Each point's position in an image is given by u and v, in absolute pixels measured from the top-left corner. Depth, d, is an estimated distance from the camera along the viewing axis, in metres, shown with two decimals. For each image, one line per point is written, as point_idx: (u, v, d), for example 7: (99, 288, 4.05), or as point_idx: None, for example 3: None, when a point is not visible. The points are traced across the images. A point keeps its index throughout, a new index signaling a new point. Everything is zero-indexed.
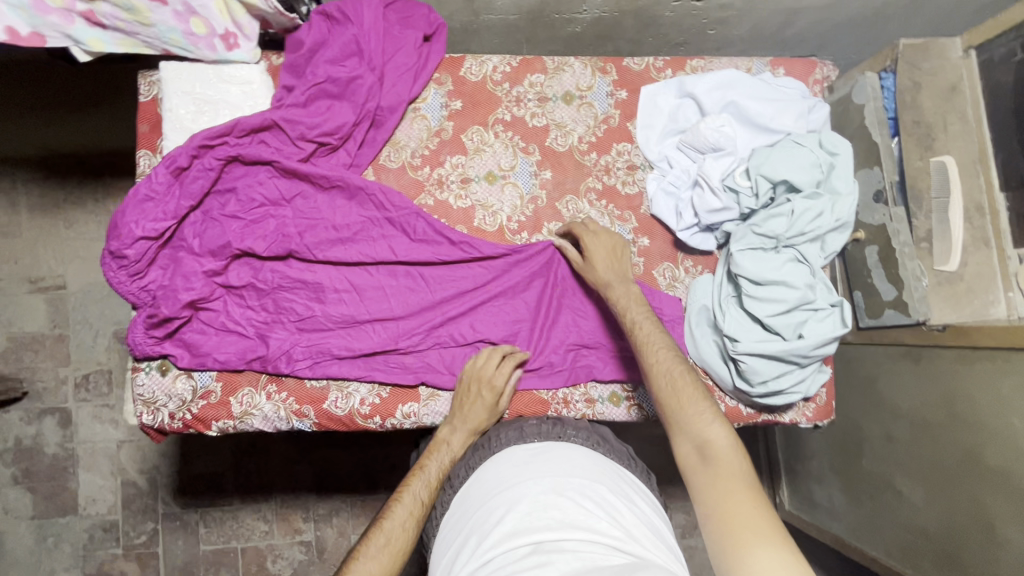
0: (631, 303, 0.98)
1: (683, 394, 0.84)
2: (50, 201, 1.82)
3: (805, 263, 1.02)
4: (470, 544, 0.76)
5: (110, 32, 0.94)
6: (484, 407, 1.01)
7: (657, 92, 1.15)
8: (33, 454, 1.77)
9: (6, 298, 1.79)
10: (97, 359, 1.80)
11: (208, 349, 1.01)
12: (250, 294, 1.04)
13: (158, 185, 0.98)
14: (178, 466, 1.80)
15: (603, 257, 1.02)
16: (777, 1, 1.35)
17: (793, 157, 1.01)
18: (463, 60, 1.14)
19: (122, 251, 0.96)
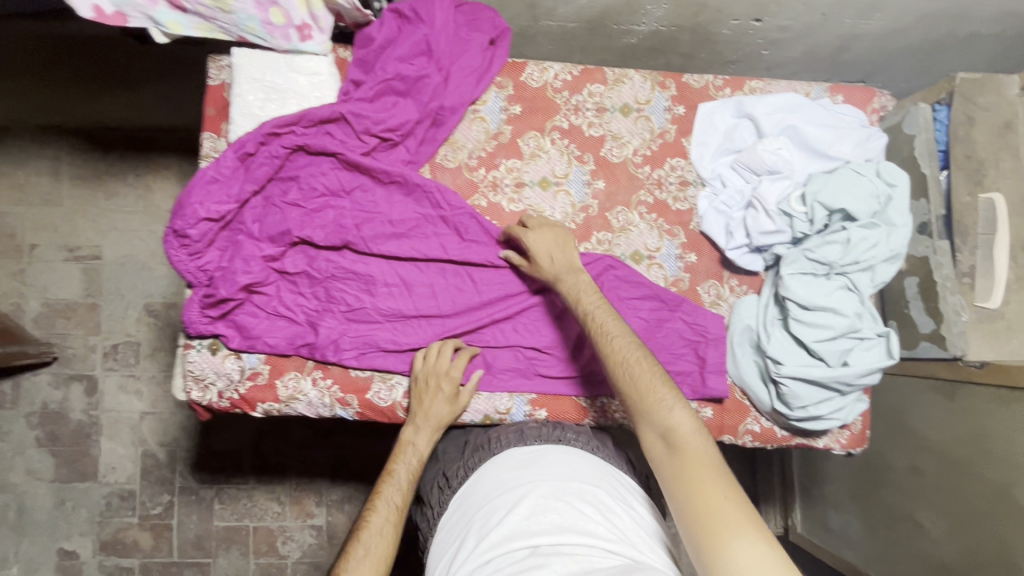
0: (585, 290, 0.95)
1: (645, 379, 0.81)
2: (91, 172, 1.84)
3: (854, 291, 1.02)
4: (468, 543, 0.80)
5: (189, 16, 0.96)
6: (443, 402, 1.02)
7: (715, 110, 1.16)
8: (58, 418, 1.81)
9: (43, 264, 1.82)
10: (126, 330, 1.83)
11: (260, 332, 1.03)
12: (304, 281, 1.06)
13: (224, 168, 0.99)
14: (197, 441, 1.84)
15: (545, 251, 1.01)
16: (835, 26, 1.35)
17: (851, 185, 1.01)
18: (525, 66, 1.16)
19: (186, 231, 0.98)
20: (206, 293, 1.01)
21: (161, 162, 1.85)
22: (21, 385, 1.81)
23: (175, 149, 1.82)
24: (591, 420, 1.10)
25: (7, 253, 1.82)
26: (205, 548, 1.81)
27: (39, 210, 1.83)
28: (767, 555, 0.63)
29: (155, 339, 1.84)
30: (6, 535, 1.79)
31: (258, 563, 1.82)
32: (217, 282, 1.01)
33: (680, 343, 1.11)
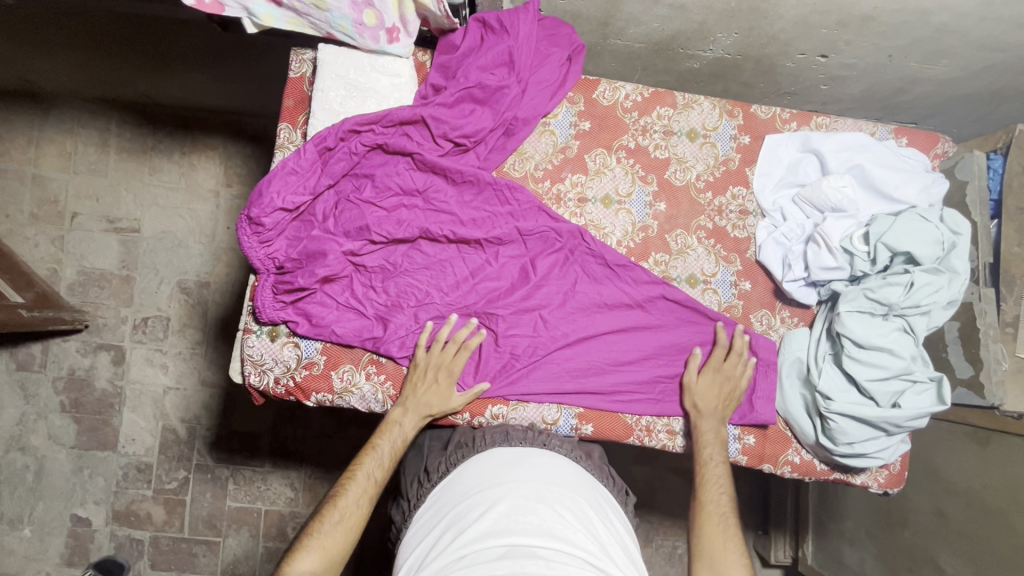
0: (715, 440, 1.04)
1: (722, 536, 0.90)
2: (138, 146, 1.87)
3: (911, 333, 1.03)
4: (446, 534, 0.80)
5: (282, 10, 0.99)
6: (439, 393, 1.03)
7: (780, 143, 1.18)
8: (83, 386, 1.83)
9: (82, 233, 1.85)
10: (157, 305, 1.85)
11: (329, 322, 1.05)
12: (376, 276, 1.08)
13: (304, 161, 1.02)
14: (217, 421, 1.85)
15: (709, 388, 1.07)
16: (898, 68, 1.35)
17: (919, 230, 1.02)
18: (598, 84, 1.18)
19: (260, 219, 1.00)
20: (279, 280, 1.03)
21: (207, 142, 1.87)
22: (50, 349, 1.83)
23: (224, 132, 1.88)
24: (635, 438, 1.11)
25: (50, 219, 1.85)
26: (216, 527, 1.82)
27: (84, 179, 1.86)
28: None
29: (185, 316, 1.85)
30: (22, 495, 1.82)
31: (266, 547, 1.82)
32: (292, 271, 1.03)
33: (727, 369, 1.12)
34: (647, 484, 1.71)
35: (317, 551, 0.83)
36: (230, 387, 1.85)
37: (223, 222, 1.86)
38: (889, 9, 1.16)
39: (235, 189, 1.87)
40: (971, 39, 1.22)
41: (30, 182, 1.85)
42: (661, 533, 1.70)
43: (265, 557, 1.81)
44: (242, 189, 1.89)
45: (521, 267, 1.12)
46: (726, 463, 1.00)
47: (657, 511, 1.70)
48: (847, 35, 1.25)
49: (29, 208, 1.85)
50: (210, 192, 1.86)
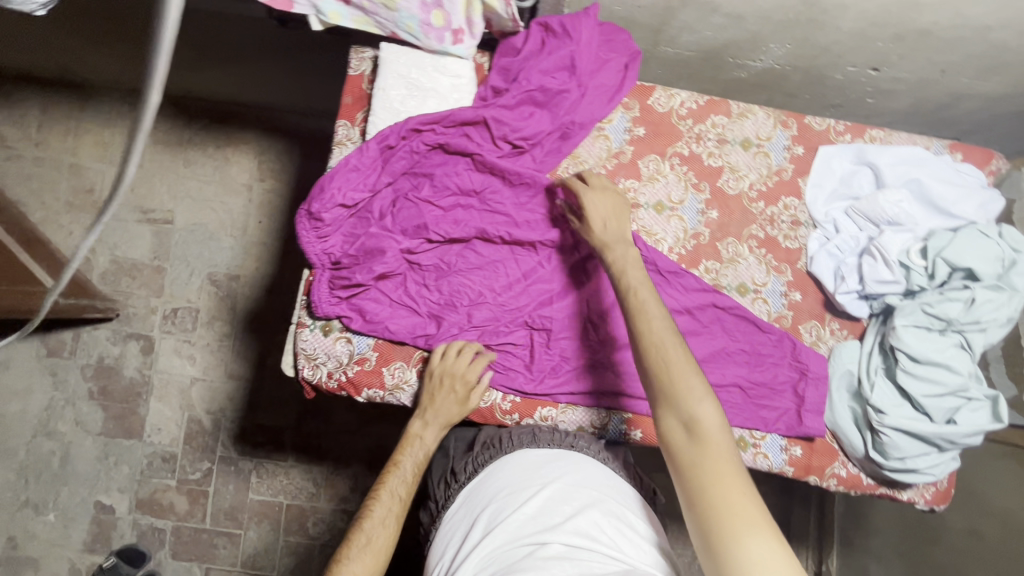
0: (628, 264, 0.91)
1: (677, 367, 0.75)
2: (175, 138, 1.88)
3: (968, 350, 1.02)
4: (475, 532, 0.82)
5: (350, 8, 1.00)
6: (454, 401, 1.03)
7: (834, 154, 1.17)
8: (112, 373, 1.85)
9: (116, 222, 1.86)
10: (188, 296, 1.86)
11: (383, 319, 1.06)
12: (430, 274, 1.09)
13: (366, 159, 1.03)
14: (243, 413, 1.85)
15: (603, 215, 0.99)
16: (948, 84, 1.34)
17: (978, 246, 1.02)
18: (653, 91, 1.18)
19: (321, 214, 1.01)
20: (336, 276, 1.04)
21: (242, 137, 1.87)
22: (81, 336, 1.85)
23: (258, 127, 1.87)
24: None
25: (85, 207, 1.85)
26: (237, 520, 1.83)
27: (120, 169, 1.87)
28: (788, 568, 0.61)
29: (215, 308, 1.86)
30: (47, 481, 1.83)
31: (286, 541, 1.82)
32: (349, 267, 1.04)
33: (778, 379, 1.12)
34: (671, 493, 1.69)
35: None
36: (256, 380, 1.85)
37: (255, 216, 1.87)
38: (949, 24, 1.15)
39: (269, 184, 1.88)
40: None
41: (66, 170, 1.86)
42: (683, 542, 1.69)
43: (284, 552, 1.82)
44: (276, 183, 1.89)
45: (575, 270, 1.12)
46: (650, 282, 0.86)
47: (682, 521, 1.68)
48: (901, 49, 1.24)
49: (64, 195, 1.86)
50: (244, 186, 1.87)
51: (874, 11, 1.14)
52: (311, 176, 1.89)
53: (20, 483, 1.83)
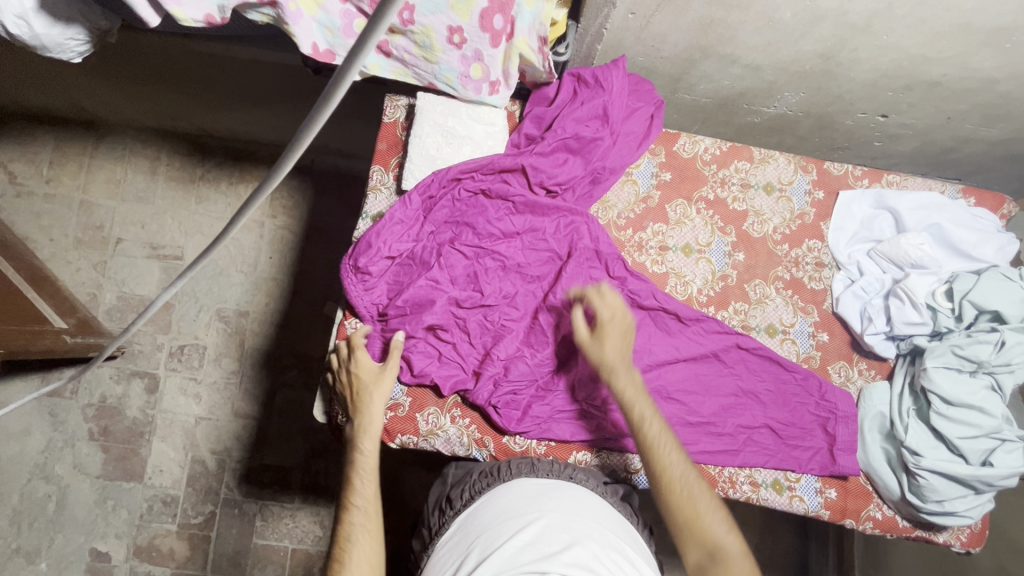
0: (637, 393, 0.92)
1: (698, 500, 0.83)
2: (187, 174, 1.88)
3: (998, 391, 1.04)
4: (469, 561, 0.76)
5: (390, 60, 1.03)
6: (377, 379, 0.97)
7: (854, 199, 1.21)
8: (114, 413, 1.80)
9: (123, 258, 1.83)
10: (196, 333, 1.83)
11: (431, 371, 1.05)
12: (473, 324, 1.08)
13: (410, 211, 1.08)
14: (248, 454, 1.79)
15: (614, 337, 0.97)
16: (954, 129, 1.38)
17: (1003, 289, 1.05)
18: (679, 137, 1.22)
19: (367, 267, 1.05)
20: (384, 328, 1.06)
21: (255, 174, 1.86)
22: (82, 376, 1.80)
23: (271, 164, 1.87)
24: (720, 490, 1.10)
25: (93, 243, 1.84)
26: (240, 566, 1.75)
27: (130, 206, 1.86)
28: None
29: (222, 345, 1.83)
30: (41, 527, 1.75)
31: None
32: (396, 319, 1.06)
33: (808, 419, 1.12)
34: None
35: None
36: (263, 419, 1.80)
37: (266, 253, 1.86)
38: (957, 76, 1.19)
39: (280, 221, 1.87)
40: None
41: (76, 207, 1.85)
42: None
43: None
44: (288, 221, 1.89)
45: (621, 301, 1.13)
46: (660, 413, 0.90)
47: None
48: (911, 99, 1.28)
49: (73, 232, 1.84)
50: (255, 222, 1.86)
51: (887, 64, 1.18)
52: (323, 215, 1.88)
53: (12, 530, 1.75)
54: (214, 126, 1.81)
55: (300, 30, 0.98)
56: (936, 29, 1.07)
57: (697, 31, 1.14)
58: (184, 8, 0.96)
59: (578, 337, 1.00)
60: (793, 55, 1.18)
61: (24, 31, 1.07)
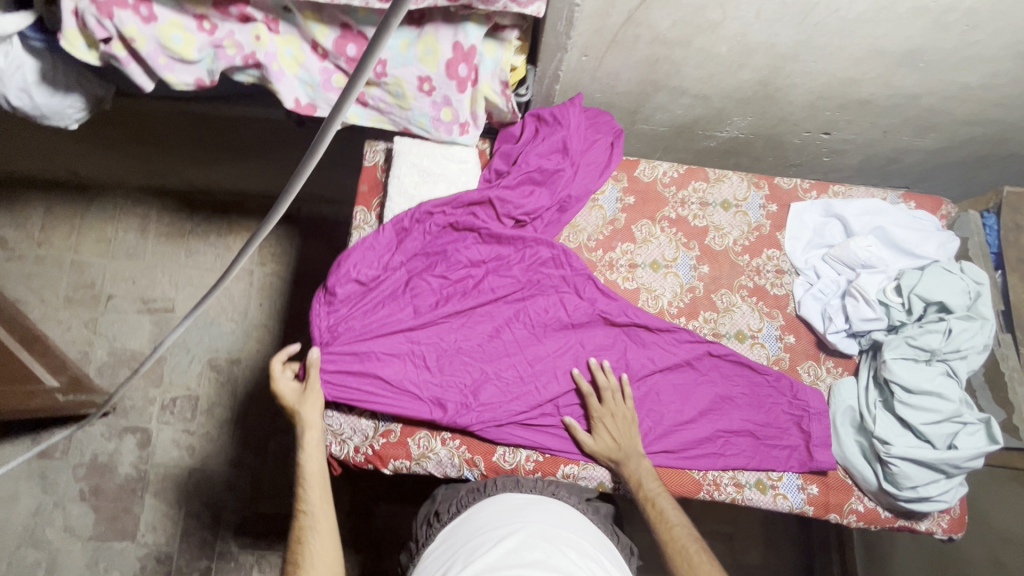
0: (646, 475, 1.05)
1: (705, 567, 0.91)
2: (176, 228, 1.94)
3: (954, 377, 1.11)
4: (454, 567, 0.79)
5: (367, 109, 1.13)
6: (308, 399, 1.05)
7: (805, 209, 1.31)
8: (105, 471, 1.79)
9: (115, 314, 1.87)
10: (187, 384, 1.85)
11: (388, 401, 1.08)
12: (430, 355, 1.12)
13: (381, 240, 1.16)
14: (243, 503, 1.79)
15: (615, 430, 1.09)
16: (892, 141, 1.50)
17: (946, 281, 1.13)
18: (638, 164, 1.32)
19: (335, 290, 1.11)
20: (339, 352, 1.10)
21: (244, 224, 1.93)
22: (73, 436, 1.80)
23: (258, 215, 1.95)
24: (704, 493, 1.15)
25: (85, 302, 1.88)
26: None
27: (121, 263, 1.91)
28: None
29: (214, 394, 1.85)
30: None
31: None
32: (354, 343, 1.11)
33: (784, 419, 1.18)
34: None
35: None
36: (257, 466, 1.81)
37: (255, 300, 1.91)
38: (884, 95, 1.31)
39: (269, 268, 1.93)
40: (957, 118, 1.37)
41: (67, 268, 1.90)
42: None
43: None
44: (276, 267, 1.95)
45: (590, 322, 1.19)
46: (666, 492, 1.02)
47: None
48: (848, 116, 1.40)
49: (64, 292, 1.88)
50: (244, 271, 1.92)
51: (820, 86, 1.29)
52: (311, 259, 1.95)
53: None
54: (202, 181, 1.90)
55: (283, 87, 1.08)
56: (856, 54, 1.18)
57: (645, 67, 1.25)
58: (176, 74, 1.04)
59: (583, 445, 1.11)
60: (734, 83, 1.30)
61: (24, 102, 1.15)
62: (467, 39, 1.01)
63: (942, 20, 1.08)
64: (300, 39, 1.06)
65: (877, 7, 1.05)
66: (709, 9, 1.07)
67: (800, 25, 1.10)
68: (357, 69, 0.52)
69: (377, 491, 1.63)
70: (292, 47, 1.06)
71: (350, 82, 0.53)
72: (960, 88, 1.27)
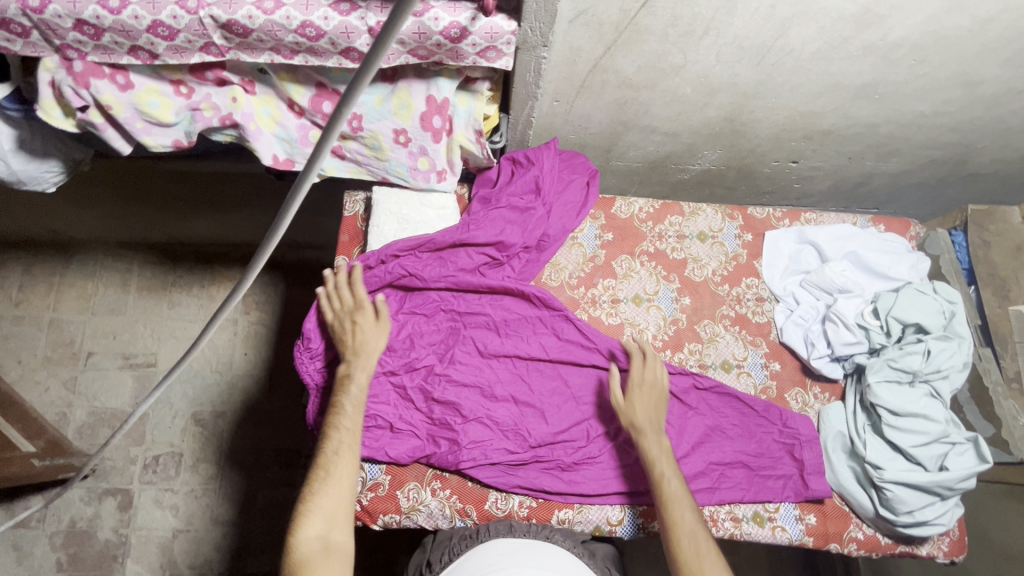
0: (663, 455, 1.03)
1: (707, 560, 0.91)
2: (159, 280, 1.93)
3: (939, 398, 1.12)
4: None
5: (345, 162, 1.15)
6: (368, 329, 1.09)
7: (779, 237, 1.34)
8: (84, 538, 1.72)
9: (95, 372, 1.83)
10: (171, 440, 1.80)
11: (379, 447, 1.08)
12: (417, 397, 1.12)
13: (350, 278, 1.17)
14: (231, 563, 1.71)
15: (646, 402, 1.09)
16: (858, 167, 1.55)
17: (921, 302, 1.16)
18: (614, 202, 1.35)
19: (310, 338, 1.13)
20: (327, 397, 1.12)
21: (225, 274, 1.94)
22: (50, 502, 1.73)
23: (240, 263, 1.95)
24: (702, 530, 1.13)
25: (63, 360, 1.84)
26: None
27: (101, 318, 1.88)
28: None
29: (198, 450, 1.80)
30: None
31: None
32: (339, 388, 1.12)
33: (776, 447, 1.17)
34: None
35: (319, 512, 0.91)
36: (245, 523, 1.74)
37: (240, 349, 1.89)
38: (844, 125, 1.36)
39: (252, 316, 1.91)
40: (916, 142, 1.42)
41: (45, 327, 1.86)
42: None
43: None
44: (260, 315, 1.93)
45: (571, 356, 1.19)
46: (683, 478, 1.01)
47: None
48: (812, 146, 1.45)
49: (42, 351, 1.84)
50: (228, 320, 1.90)
51: (783, 120, 1.34)
52: (295, 305, 1.93)
53: None
54: (183, 234, 1.89)
55: (260, 145, 1.09)
56: (813, 90, 1.23)
57: (615, 109, 1.29)
58: (154, 137, 1.06)
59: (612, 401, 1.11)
60: (701, 120, 1.34)
61: (1, 168, 1.16)
62: (440, 92, 1.04)
63: (891, 56, 1.14)
64: (276, 98, 1.08)
65: (828, 47, 1.10)
66: (671, 55, 1.12)
67: (758, 66, 1.16)
68: (327, 124, 0.55)
69: (368, 544, 1.57)
70: (268, 106, 1.08)
71: (326, 132, 0.56)
72: (915, 116, 1.33)
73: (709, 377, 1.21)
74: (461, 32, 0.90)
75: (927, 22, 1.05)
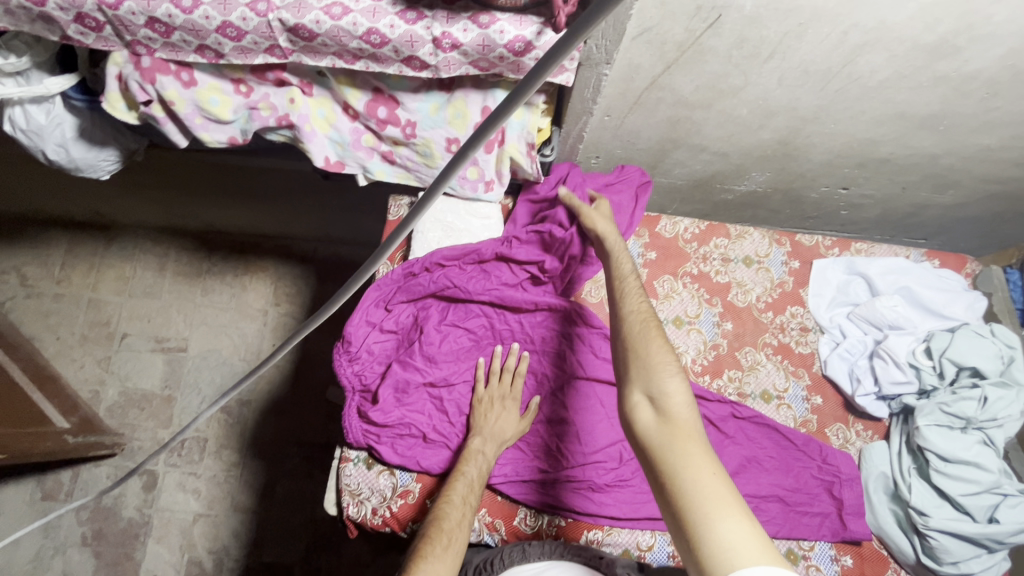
0: (623, 256, 1.08)
1: (652, 347, 0.90)
2: (195, 267, 1.96)
3: (991, 446, 1.08)
4: None
5: (394, 167, 1.17)
6: (512, 420, 1.10)
7: (827, 267, 1.30)
8: (109, 514, 1.75)
9: (129, 352, 1.87)
10: (197, 425, 1.82)
11: (411, 455, 1.08)
12: (450, 408, 1.13)
13: (393, 282, 1.18)
14: (248, 551, 1.73)
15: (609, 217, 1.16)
16: (911, 198, 1.50)
17: (977, 345, 1.12)
18: (659, 220, 1.33)
19: (351, 340, 1.13)
20: (363, 401, 1.12)
21: (259, 265, 1.97)
22: (79, 477, 1.76)
23: (275, 255, 1.98)
24: None
25: (99, 340, 1.88)
26: None
27: (137, 301, 1.92)
28: (749, 530, 0.70)
29: (223, 436, 1.82)
30: None
31: None
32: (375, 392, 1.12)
33: (814, 483, 1.13)
34: None
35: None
36: (264, 511, 1.76)
37: (269, 339, 1.91)
38: (902, 155, 1.32)
39: (283, 308, 1.94)
40: (976, 176, 1.37)
41: (84, 306, 1.91)
42: None
43: None
44: (290, 308, 1.95)
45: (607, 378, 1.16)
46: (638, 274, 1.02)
47: None
48: (867, 174, 1.40)
49: (80, 329, 1.89)
50: (259, 310, 1.92)
51: (839, 146, 1.31)
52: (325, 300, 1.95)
53: None
54: (222, 222, 1.92)
55: (314, 146, 1.10)
56: (876, 118, 1.20)
57: (666, 127, 1.27)
58: (211, 133, 1.07)
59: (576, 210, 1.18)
60: (754, 142, 1.31)
61: (61, 156, 1.20)
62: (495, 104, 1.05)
63: (963, 88, 1.09)
64: (332, 101, 1.09)
65: (898, 75, 1.07)
66: (731, 76, 1.09)
67: (821, 91, 1.12)
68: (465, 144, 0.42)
69: None
70: (324, 109, 1.09)
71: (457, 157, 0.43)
72: (980, 150, 1.28)
73: (748, 407, 1.18)
74: (525, 46, 0.89)
75: (1006, 56, 1.01)
